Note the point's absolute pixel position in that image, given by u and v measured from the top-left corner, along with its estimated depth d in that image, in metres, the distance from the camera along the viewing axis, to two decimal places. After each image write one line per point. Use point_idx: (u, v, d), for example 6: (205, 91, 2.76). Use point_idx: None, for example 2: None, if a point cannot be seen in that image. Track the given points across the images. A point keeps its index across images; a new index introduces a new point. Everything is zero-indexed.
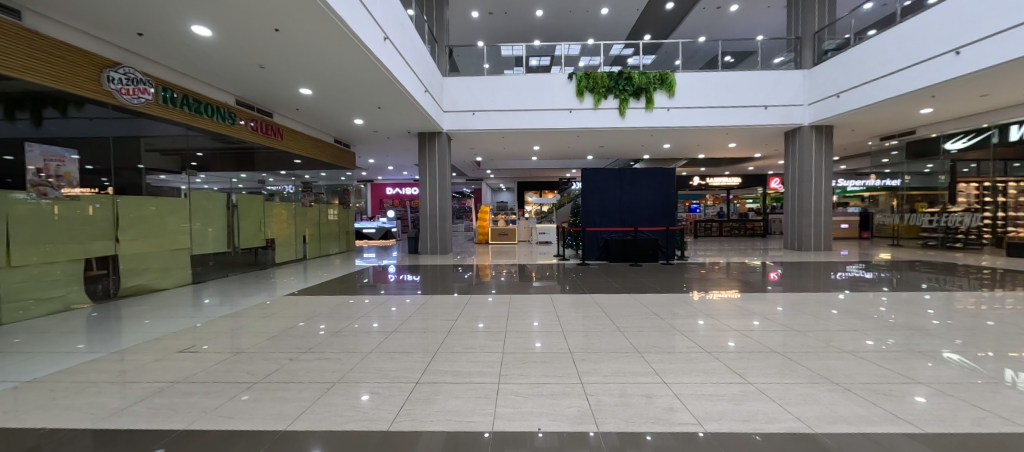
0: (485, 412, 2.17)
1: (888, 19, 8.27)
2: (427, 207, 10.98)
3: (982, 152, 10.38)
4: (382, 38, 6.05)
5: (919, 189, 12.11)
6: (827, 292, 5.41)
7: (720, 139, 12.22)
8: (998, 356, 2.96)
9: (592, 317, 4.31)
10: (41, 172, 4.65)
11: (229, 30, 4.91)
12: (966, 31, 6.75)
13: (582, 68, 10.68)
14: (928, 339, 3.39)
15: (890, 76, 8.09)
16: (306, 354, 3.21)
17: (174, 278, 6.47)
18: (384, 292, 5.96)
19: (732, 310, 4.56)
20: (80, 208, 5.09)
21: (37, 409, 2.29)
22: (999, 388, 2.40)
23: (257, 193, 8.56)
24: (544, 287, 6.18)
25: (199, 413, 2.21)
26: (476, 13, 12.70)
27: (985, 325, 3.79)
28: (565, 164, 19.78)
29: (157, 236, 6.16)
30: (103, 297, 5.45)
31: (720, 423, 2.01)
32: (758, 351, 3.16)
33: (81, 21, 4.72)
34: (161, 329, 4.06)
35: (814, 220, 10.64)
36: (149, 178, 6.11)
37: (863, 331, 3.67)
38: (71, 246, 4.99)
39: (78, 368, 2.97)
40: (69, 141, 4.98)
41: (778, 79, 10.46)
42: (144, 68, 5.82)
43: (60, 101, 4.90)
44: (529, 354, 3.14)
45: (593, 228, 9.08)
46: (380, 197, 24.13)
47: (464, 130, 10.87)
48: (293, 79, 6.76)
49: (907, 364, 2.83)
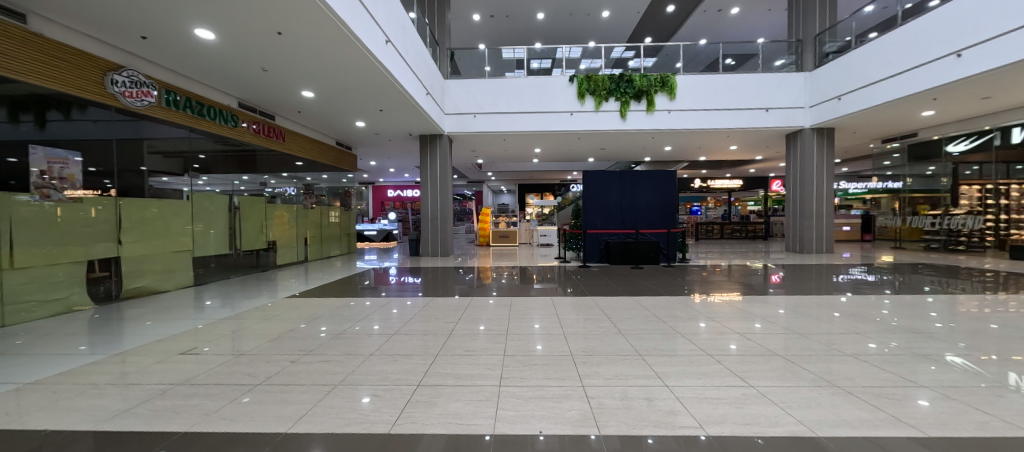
0: (487, 415, 2.16)
1: (889, 22, 8.28)
2: (428, 209, 10.99)
3: (985, 155, 10.29)
4: (383, 40, 6.00)
5: (920, 192, 11.99)
6: (828, 295, 5.39)
7: (721, 141, 12.23)
8: (1002, 359, 2.95)
9: (593, 320, 4.30)
10: (44, 175, 4.68)
11: (232, 34, 4.93)
12: (968, 33, 6.74)
13: (583, 71, 10.72)
14: (931, 343, 3.38)
15: (892, 79, 8.08)
16: (306, 357, 3.21)
17: (175, 280, 6.47)
18: (385, 294, 5.97)
19: (733, 313, 4.54)
20: (84, 210, 5.12)
21: (38, 411, 2.29)
22: (1004, 392, 2.38)
23: (258, 195, 8.57)
24: (545, 289, 6.17)
25: (201, 415, 2.21)
26: (477, 16, 12.76)
27: (987, 328, 3.78)
28: (566, 166, 19.78)
29: (159, 238, 6.17)
30: (105, 299, 5.45)
31: (722, 427, 2.00)
32: (760, 354, 3.15)
33: (85, 24, 4.75)
34: (162, 331, 4.07)
35: (816, 222, 10.61)
36: (151, 180, 6.12)
37: (865, 334, 3.65)
38: (73, 247, 5.00)
39: (80, 370, 2.98)
40: (72, 143, 5.00)
41: (780, 81, 10.46)
42: (147, 70, 5.84)
43: (63, 104, 4.92)
44: (530, 357, 3.14)
45: (594, 230, 9.09)
46: (380, 199, 24.16)
47: (465, 133, 10.89)
48: (294, 82, 6.77)
49: (910, 368, 2.81)
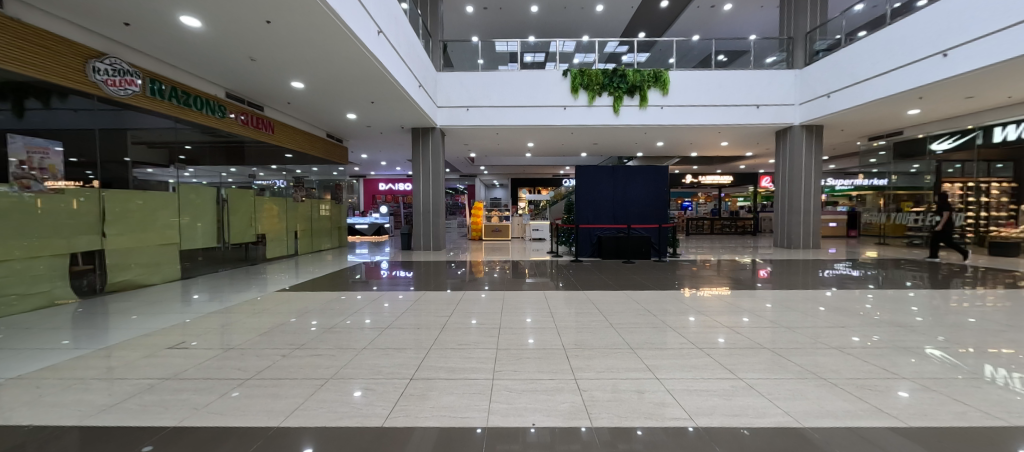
0: (480, 408, 2.17)
1: (878, 21, 8.40)
2: (422, 203, 10.98)
3: (967, 154, 10.46)
4: (376, 31, 5.95)
5: (904, 189, 12.23)
6: (814, 290, 5.53)
7: (713, 137, 12.33)
8: (979, 352, 3.06)
9: (585, 314, 4.33)
10: (23, 165, 4.54)
11: (219, 22, 4.84)
12: (954, 33, 6.86)
13: (577, 65, 10.67)
14: (913, 336, 3.47)
15: (881, 77, 8.19)
16: (298, 351, 3.19)
17: (161, 273, 6.34)
18: (377, 288, 5.89)
19: (722, 306, 4.63)
20: (65, 202, 4.98)
21: (21, 407, 2.24)
22: (981, 384, 2.47)
23: (247, 187, 8.37)
24: (538, 283, 6.21)
25: (190, 410, 2.18)
26: (470, 8, 12.57)
27: (965, 322, 3.91)
28: (559, 159, 19.84)
29: (144, 231, 6.03)
30: (90, 293, 5.32)
31: (711, 418, 2.04)
32: (748, 347, 3.21)
33: (67, 10, 4.63)
34: (149, 325, 4.00)
35: (804, 218, 10.79)
36: (136, 172, 5.97)
37: (850, 327, 3.75)
38: (54, 240, 4.88)
39: (63, 365, 2.91)
40: (53, 133, 4.86)
41: (770, 78, 10.54)
42: (131, 58, 5.72)
43: (43, 92, 4.78)
44: (523, 350, 3.16)
45: (586, 225, 9.13)
46: (372, 192, 24.06)
47: (459, 126, 10.81)
48: (284, 72, 6.66)
49: (892, 360, 2.89)
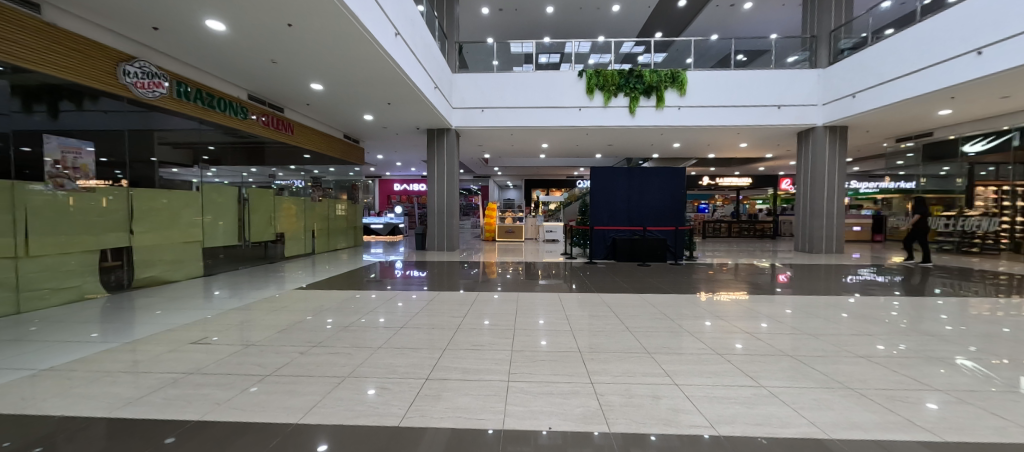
0: (495, 410, 2.16)
1: (907, 18, 8.12)
2: (436, 203, 11.07)
3: (1003, 156, 10.04)
4: (393, 33, 6.03)
5: (935, 191, 11.90)
6: (837, 296, 5.36)
7: (731, 138, 12.09)
8: (1015, 363, 2.91)
9: (599, 317, 4.28)
10: (58, 165, 4.74)
11: (243, 26, 4.95)
12: (989, 30, 6.57)
13: (592, 66, 10.60)
14: (942, 346, 3.32)
15: (910, 76, 7.89)
16: (315, 349, 3.23)
17: (185, 270, 6.52)
18: (391, 288, 5.95)
19: (740, 311, 4.52)
20: (96, 200, 5.17)
21: (53, 397, 2.33)
22: (1018, 397, 2.34)
23: (267, 187, 8.56)
24: (551, 285, 6.17)
25: (213, 404, 2.24)
26: (486, 9, 12.62)
27: (999, 332, 3.72)
28: (573, 161, 19.74)
29: (169, 229, 6.21)
30: (117, 288, 5.52)
31: (733, 427, 1.99)
32: (769, 354, 3.12)
33: (99, 15, 4.81)
34: (172, 321, 4.11)
35: (827, 222, 10.48)
36: (162, 171, 6.15)
37: (875, 335, 3.61)
38: (85, 237, 5.06)
39: (92, 358, 3.01)
40: (85, 133, 5.05)
41: (792, 78, 10.28)
42: (159, 61, 5.90)
43: (76, 94, 4.98)
44: (537, 352, 3.14)
45: (600, 227, 9.01)
46: (387, 192, 24.32)
47: (473, 127, 10.85)
48: (304, 75, 6.79)
49: (921, 370, 2.77)
